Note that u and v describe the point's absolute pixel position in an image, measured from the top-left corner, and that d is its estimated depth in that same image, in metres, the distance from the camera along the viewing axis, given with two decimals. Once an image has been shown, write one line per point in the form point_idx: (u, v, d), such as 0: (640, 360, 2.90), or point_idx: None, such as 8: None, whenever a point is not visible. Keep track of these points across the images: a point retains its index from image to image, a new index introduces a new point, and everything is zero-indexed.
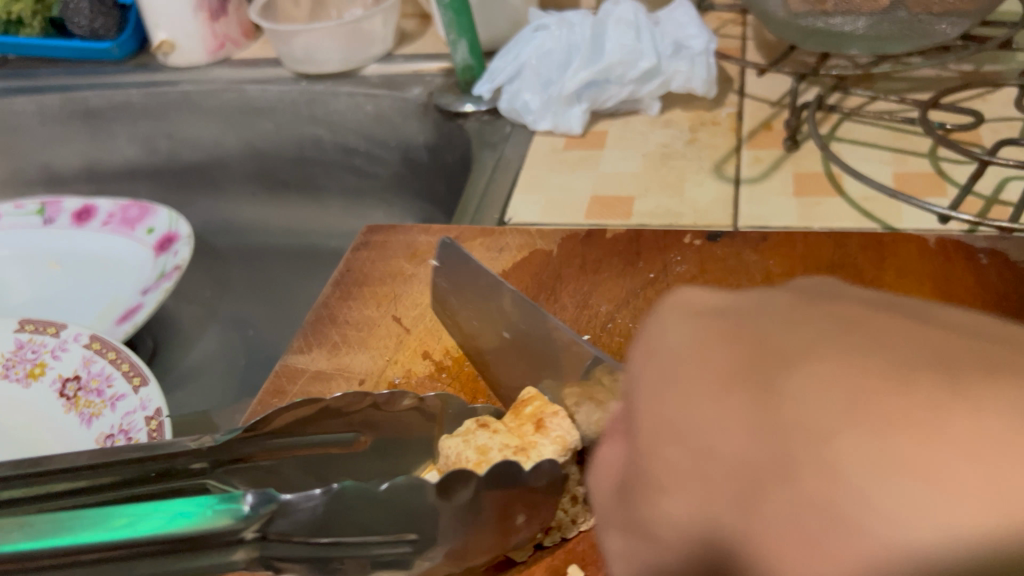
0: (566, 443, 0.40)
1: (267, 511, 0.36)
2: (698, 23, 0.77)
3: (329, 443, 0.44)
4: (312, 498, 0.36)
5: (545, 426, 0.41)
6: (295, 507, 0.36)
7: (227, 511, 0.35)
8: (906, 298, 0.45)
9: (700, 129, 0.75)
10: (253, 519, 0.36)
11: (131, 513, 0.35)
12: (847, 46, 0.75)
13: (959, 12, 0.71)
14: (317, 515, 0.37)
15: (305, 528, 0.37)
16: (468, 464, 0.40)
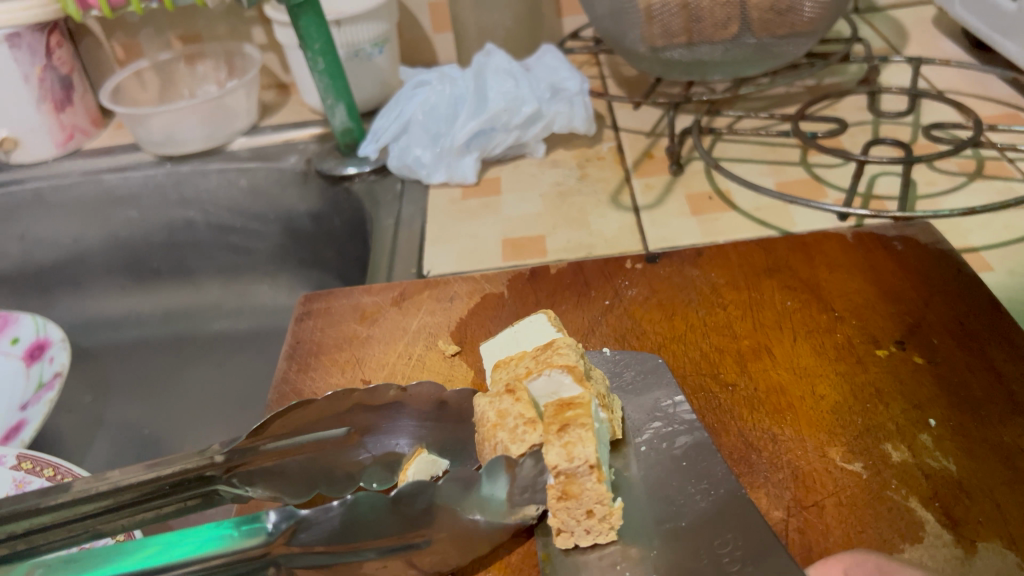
0: (575, 451, 0.37)
1: (285, 525, 0.39)
2: (568, 66, 0.81)
3: (322, 439, 0.45)
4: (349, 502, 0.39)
5: (563, 429, 0.38)
6: (314, 520, 0.39)
7: (250, 530, 0.39)
8: (845, 290, 0.49)
9: (587, 165, 0.78)
10: (274, 535, 0.39)
11: (160, 543, 0.39)
12: (709, 73, 0.81)
13: (801, 33, 0.79)
14: (336, 526, 0.39)
15: (327, 538, 0.39)
16: (486, 423, 0.41)
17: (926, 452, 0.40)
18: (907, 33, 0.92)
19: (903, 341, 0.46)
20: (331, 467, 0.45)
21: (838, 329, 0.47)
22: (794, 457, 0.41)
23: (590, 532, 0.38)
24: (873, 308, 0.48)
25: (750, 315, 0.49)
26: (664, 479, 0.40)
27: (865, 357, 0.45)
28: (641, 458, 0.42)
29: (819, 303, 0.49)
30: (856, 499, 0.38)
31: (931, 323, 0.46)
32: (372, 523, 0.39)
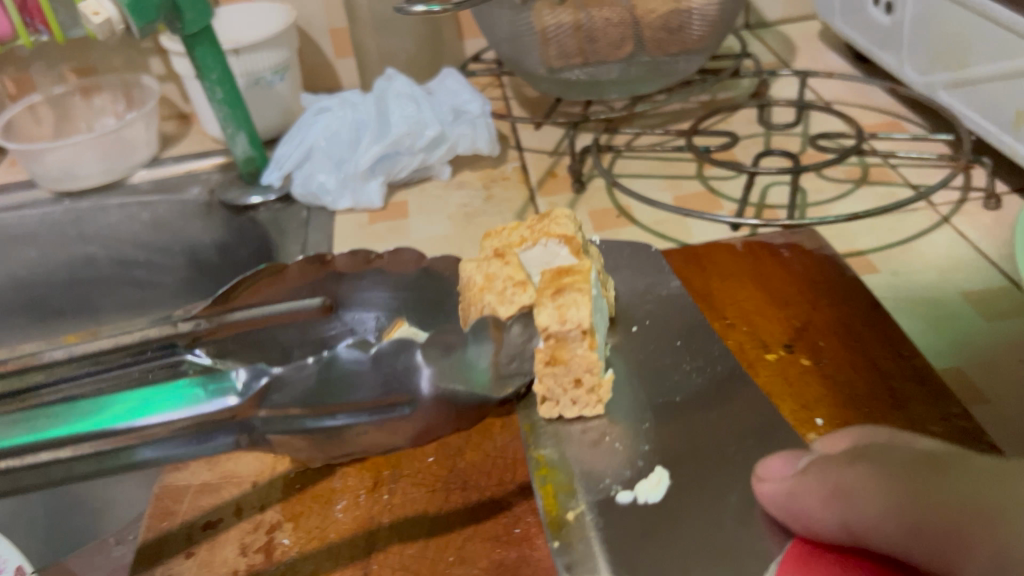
0: (567, 314, 0.42)
1: (254, 388, 0.35)
2: (469, 88, 0.82)
3: (292, 310, 0.54)
4: (361, 360, 0.38)
5: (557, 294, 0.44)
6: (289, 380, 0.36)
7: (217, 389, 0.34)
8: (736, 298, 0.51)
9: (493, 186, 0.79)
10: (244, 392, 0.35)
11: (123, 404, 0.33)
12: (605, 92, 0.83)
13: (691, 51, 0.82)
14: (312, 386, 0.36)
15: (305, 397, 0.36)
16: (476, 288, 0.47)
17: None
18: (795, 47, 0.96)
19: (792, 344, 0.47)
20: (304, 334, 0.56)
21: (731, 335, 0.49)
22: None
23: (574, 405, 0.44)
24: (763, 314, 0.50)
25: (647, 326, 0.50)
26: (645, 357, 0.47)
27: (755, 360, 0.47)
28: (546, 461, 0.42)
29: (712, 311, 0.51)
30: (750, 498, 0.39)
31: (817, 324, 0.48)
32: (356, 379, 0.37)
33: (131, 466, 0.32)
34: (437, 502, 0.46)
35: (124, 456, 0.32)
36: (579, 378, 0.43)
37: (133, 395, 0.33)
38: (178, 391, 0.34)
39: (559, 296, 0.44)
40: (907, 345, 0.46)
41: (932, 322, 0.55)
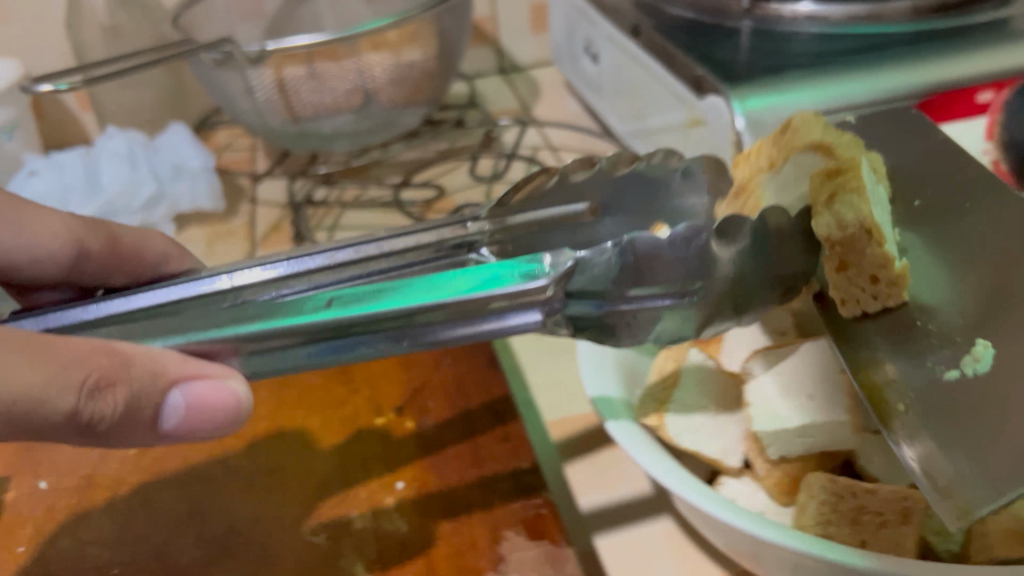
0: (844, 218, 0.34)
1: (566, 266, 0.31)
2: (192, 145, 0.82)
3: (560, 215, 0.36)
4: (659, 239, 0.32)
5: (835, 195, 0.35)
6: (593, 259, 0.31)
7: (530, 270, 0.31)
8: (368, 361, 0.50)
9: (216, 242, 0.78)
10: (558, 276, 0.31)
11: (408, 283, 0.30)
12: (331, 144, 0.84)
13: (417, 102, 0.85)
14: (613, 270, 0.31)
15: (603, 280, 0.31)
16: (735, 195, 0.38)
17: (385, 516, 0.41)
18: (540, 91, 1.00)
19: (403, 407, 0.47)
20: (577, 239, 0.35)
21: (350, 401, 0.48)
22: (265, 537, 0.40)
23: (876, 299, 0.36)
24: (388, 377, 0.49)
25: (273, 393, 0.49)
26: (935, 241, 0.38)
27: (363, 426, 0.46)
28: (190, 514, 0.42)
29: (341, 376, 0.50)
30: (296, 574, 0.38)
31: (432, 385, 0.48)
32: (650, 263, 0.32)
33: (455, 340, 0.31)
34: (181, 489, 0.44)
35: (441, 332, 0.31)
36: (879, 274, 0.35)
37: (450, 275, 0.31)
38: (503, 267, 0.31)
39: (835, 196, 0.35)
40: (502, 400, 0.47)
41: None
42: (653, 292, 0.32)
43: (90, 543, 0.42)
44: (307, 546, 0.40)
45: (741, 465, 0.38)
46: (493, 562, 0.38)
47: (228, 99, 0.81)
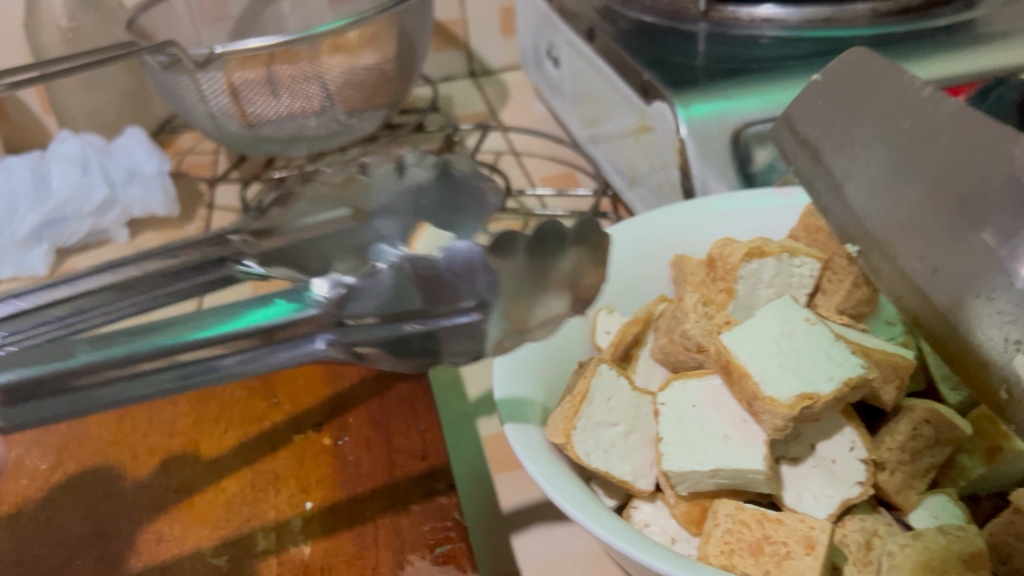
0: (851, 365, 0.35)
1: (339, 293, 0.31)
2: (146, 148, 0.81)
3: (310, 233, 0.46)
4: (435, 260, 0.30)
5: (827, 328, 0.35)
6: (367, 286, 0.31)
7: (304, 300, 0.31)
8: (293, 374, 0.49)
9: (169, 247, 0.77)
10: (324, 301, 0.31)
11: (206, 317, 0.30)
12: (291, 149, 0.83)
13: (377, 106, 0.84)
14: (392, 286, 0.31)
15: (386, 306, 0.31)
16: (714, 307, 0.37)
17: (290, 537, 0.39)
18: (508, 97, 0.99)
19: (323, 422, 0.46)
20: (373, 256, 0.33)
21: (270, 416, 0.46)
22: (167, 557, 0.39)
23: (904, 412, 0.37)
24: (311, 390, 0.48)
25: (192, 406, 0.47)
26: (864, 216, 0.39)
27: (279, 442, 0.45)
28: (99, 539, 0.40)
29: (263, 389, 0.48)
30: None
31: (355, 400, 0.47)
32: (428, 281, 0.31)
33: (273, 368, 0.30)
34: (97, 509, 0.42)
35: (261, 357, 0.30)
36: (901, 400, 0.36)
37: (241, 307, 0.30)
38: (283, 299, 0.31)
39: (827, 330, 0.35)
40: (425, 417, 0.45)
41: None
42: (449, 312, 0.30)
43: None
44: (208, 567, 0.38)
45: (653, 489, 0.36)
46: None
47: (183, 103, 0.79)
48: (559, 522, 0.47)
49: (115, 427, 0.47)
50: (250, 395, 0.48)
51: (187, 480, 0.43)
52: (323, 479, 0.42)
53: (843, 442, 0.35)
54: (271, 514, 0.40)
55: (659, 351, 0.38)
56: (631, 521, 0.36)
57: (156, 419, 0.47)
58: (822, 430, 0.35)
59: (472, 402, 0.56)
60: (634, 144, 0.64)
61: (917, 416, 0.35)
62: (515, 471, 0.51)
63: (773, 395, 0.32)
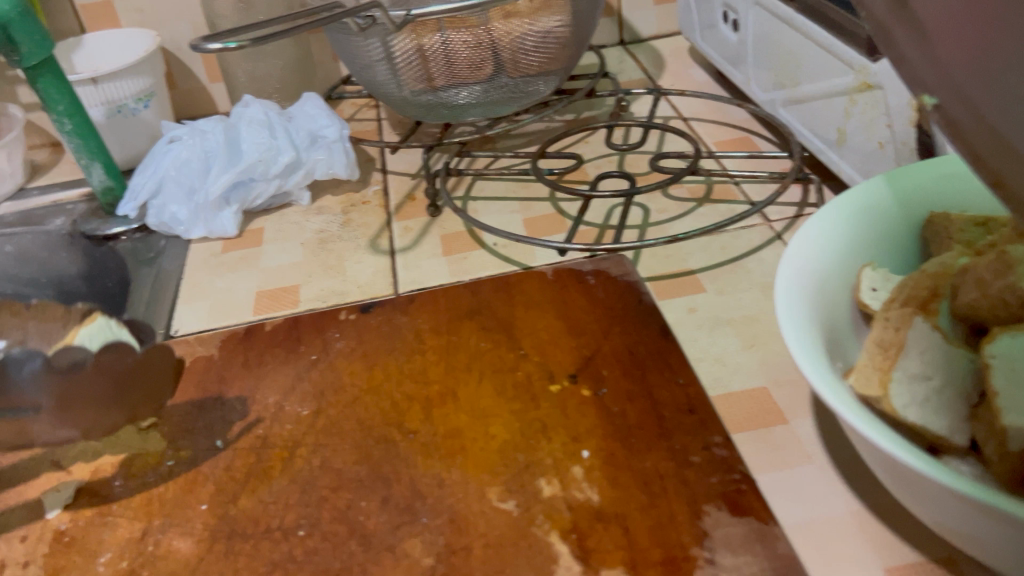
0: None
1: None
2: (326, 113, 0.82)
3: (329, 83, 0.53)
4: None
5: None
6: None
7: None
8: (535, 328, 0.49)
9: (351, 211, 0.78)
10: None
11: None
12: (464, 115, 0.83)
13: (550, 72, 0.83)
14: None
15: None
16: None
17: (574, 484, 0.39)
18: (665, 63, 0.98)
19: (577, 374, 0.45)
20: None
21: (521, 367, 0.47)
22: (454, 500, 0.39)
23: None
24: (556, 343, 0.48)
25: (442, 358, 0.48)
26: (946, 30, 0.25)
27: (539, 393, 0.45)
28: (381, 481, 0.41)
29: (509, 342, 0.48)
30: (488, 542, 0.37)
31: (605, 354, 0.46)
32: None
33: None
34: (369, 451, 0.43)
35: None
36: None
37: None
38: None
39: None
40: (683, 371, 0.45)
41: (746, 341, 0.56)
42: None
43: (270, 501, 0.41)
44: (495, 512, 0.39)
45: (969, 445, 0.35)
46: (696, 537, 0.36)
47: (362, 66, 0.80)
48: (815, 484, 0.46)
49: (369, 377, 0.47)
50: (497, 347, 0.48)
51: (455, 427, 0.43)
52: (596, 430, 0.42)
53: None
54: (549, 463, 0.41)
55: (965, 307, 0.37)
56: None
57: (410, 369, 0.47)
58: None
59: (692, 362, 0.56)
60: (846, 103, 0.62)
61: None
62: (753, 432, 0.50)
63: None
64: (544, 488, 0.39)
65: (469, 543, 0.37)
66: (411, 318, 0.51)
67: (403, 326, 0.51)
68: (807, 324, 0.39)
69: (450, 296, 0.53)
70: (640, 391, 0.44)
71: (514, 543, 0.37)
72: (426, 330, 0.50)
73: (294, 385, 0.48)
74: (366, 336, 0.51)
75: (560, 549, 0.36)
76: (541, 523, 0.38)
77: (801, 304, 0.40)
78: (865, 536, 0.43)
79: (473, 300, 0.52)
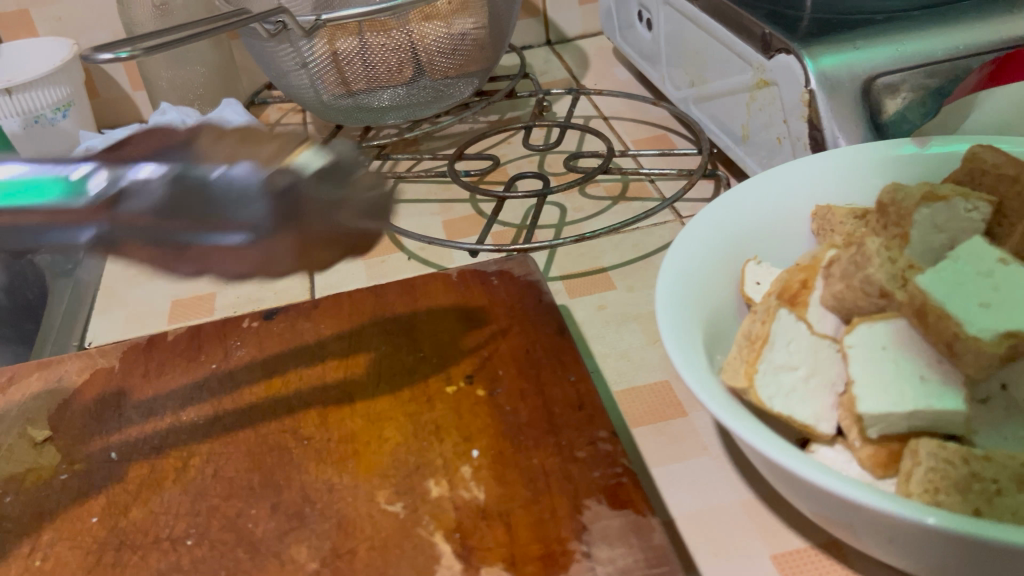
0: None
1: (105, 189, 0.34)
2: (244, 118, 0.81)
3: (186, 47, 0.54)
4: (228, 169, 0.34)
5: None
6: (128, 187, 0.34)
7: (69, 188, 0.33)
8: (435, 330, 0.49)
9: None
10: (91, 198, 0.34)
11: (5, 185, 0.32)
12: (385, 118, 0.83)
13: (470, 73, 0.83)
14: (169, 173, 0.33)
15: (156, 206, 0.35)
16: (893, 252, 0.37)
17: (462, 484, 0.40)
18: (589, 63, 0.99)
19: (473, 374, 0.46)
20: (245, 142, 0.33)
21: (418, 369, 0.47)
22: (344, 505, 0.40)
23: None
24: (454, 344, 0.48)
25: (342, 363, 0.48)
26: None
27: (434, 394, 0.45)
28: (273, 488, 0.41)
29: (408, 345, 0.49)
30: (372, 545, 0.37)
31: (501, 353, 0.47)
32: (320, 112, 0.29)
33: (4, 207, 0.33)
34: (265, 459, 0.43)
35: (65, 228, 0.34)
36: None
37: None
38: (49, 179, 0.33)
39: None
40: (575, 367, 0.45)
41: (651, 337, 0.57)
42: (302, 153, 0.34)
43: (161, 512, 0.41)
44: (384, 515, 0.39)
45: (834, 432, 0.36)
46: (576, 532, 0.37)
47: (280, 73, 0.80)
48: (708, 475, 0.47)
49: (269, 384, 0.48)
50: (396, 350, 0.48)
51: (353, 433, 0.44)
52: (489, 429, 0.42)
53: None
54: (440, 464, 0.41)
55: (830, 297, 0.38)
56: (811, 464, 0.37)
57: (310, 376, 0.48)
58: None
59: (599, 358, 0.57)
60: (748, 100, 0.63)
61: None
62: (653, 425, 0.51)
63: (976, 333, 0.32)
64: (434, 490, 0.40)
65: (356, 547, 0.38)
66: (313, 325, 0.51)
67: (305, 333, 0.51)
68: (689, 319, 0.39)
69: (354, 300, 0.53)
70: (533, 389, 0.44)
71: (399, 546, 0.37)
72: (328, 336, 0.50)
73: (195, 396, 0.48)
74: (267, 344, 0.51)
75: (444, 549, 0.37)
76: (428, 524, 0.38)
77: (681, 298, 0.41)
78: (754, 524, 0.44)
79: (377, 305, 0.52)
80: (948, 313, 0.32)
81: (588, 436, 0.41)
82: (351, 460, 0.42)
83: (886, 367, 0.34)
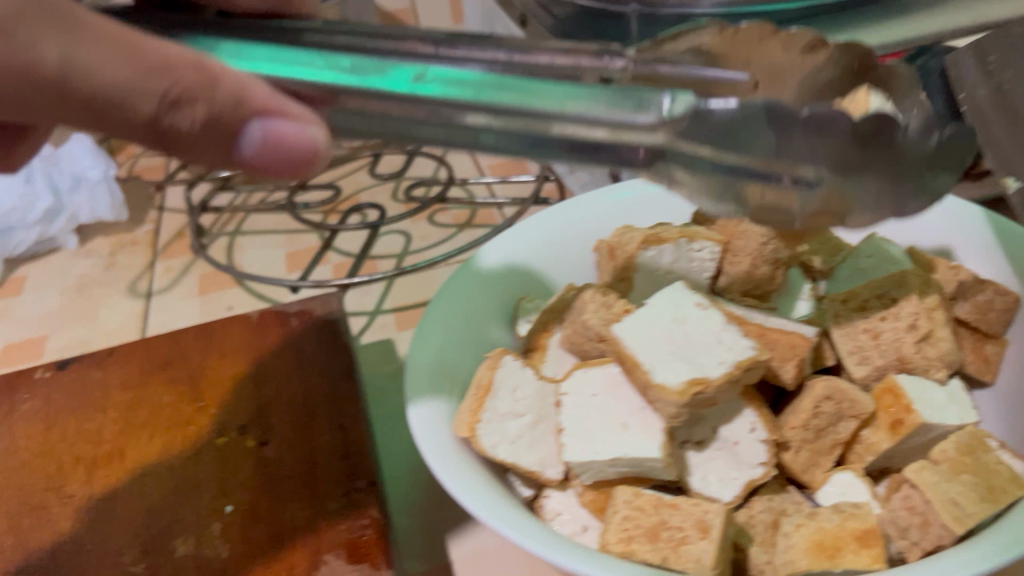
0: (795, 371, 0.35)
1: None
2: (91, 155, 0.81)
3: None
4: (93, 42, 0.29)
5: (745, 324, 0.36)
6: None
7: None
8: (222, 377, 0.49)
9: (118, 253, 0.76)
10: None
11: None
12: None
13: None
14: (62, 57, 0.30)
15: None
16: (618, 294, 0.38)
17: (208, 542, 0.39)
18: None
19: (247, 424, 0.45)
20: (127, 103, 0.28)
21: (194, 420, 0.46)
22: (87, 568, 0.39)
23: (836, 423, 0.35)
24: (236, 392, 0.48)
25: (122, 414, 0.47)
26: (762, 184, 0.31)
27: (203, 446, 0.45)
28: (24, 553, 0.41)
29: (190, 394, 0.48)
30: None
31: (279, 401, 0.46)
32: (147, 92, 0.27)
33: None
34: (22, 521, 0.42)
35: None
36: (825, 410, 0.35)
37: None
38: None
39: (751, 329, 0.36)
40: (348, 413, 0.45)
41: None
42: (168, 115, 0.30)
43: None
44: None
45: (562, 477, 0.36)
46: None
47: None
48: None
49: (45, 440, 0.47)
50: (177, 400, 0.48)
51: (115, 490, 0.43)
52: (248, 482, 0.42)
53: (743, 424, 0.34)
54: (192, 521, 0.41)
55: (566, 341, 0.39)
56: (541, 510, 0.36)
57: (88, 430, 0.47)
58: (724, 419, 0.35)
59: None
60: None
61: (818, 394, 0.35)
62: None
63: (663, 381, 0.32)
64: (180, 549, 0.39)
65: None
66: (103, 375, 0.50)
67: (94, 384, 0.50)
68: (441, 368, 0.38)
69: (150, 346, 0.52)
70: (302, 439, 0.44)
71: None
72: (115, 386, 0.49)
73: None
74: (54, 397, 0.49)
75: None
76: None
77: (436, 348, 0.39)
78: None
79: (171, 351, 0.51)
80: (639, 361, 0.33)
81: (343, 486, 0.41)
82: (107, 520, 0.41)
83: (593, 413, 0.34)
